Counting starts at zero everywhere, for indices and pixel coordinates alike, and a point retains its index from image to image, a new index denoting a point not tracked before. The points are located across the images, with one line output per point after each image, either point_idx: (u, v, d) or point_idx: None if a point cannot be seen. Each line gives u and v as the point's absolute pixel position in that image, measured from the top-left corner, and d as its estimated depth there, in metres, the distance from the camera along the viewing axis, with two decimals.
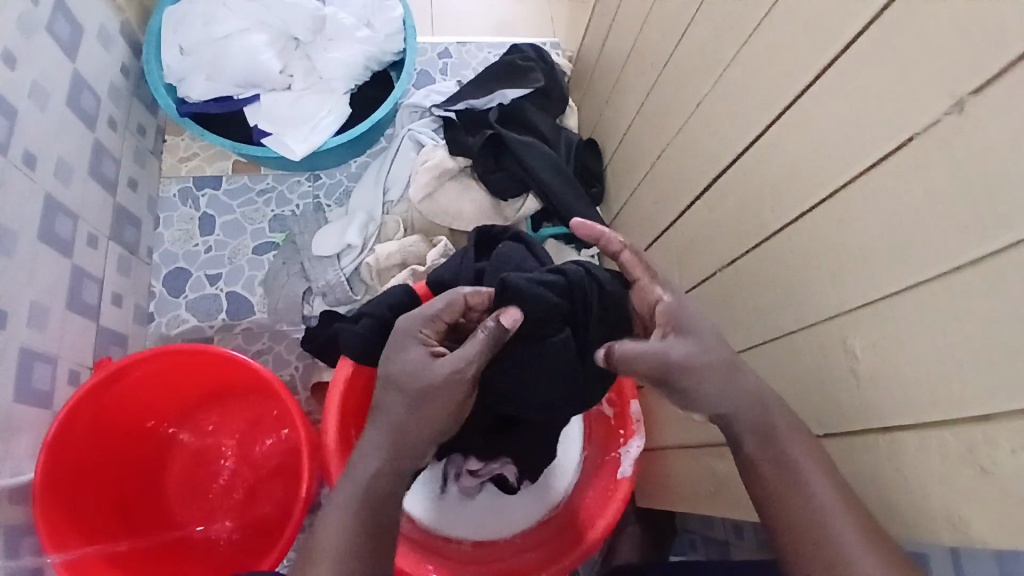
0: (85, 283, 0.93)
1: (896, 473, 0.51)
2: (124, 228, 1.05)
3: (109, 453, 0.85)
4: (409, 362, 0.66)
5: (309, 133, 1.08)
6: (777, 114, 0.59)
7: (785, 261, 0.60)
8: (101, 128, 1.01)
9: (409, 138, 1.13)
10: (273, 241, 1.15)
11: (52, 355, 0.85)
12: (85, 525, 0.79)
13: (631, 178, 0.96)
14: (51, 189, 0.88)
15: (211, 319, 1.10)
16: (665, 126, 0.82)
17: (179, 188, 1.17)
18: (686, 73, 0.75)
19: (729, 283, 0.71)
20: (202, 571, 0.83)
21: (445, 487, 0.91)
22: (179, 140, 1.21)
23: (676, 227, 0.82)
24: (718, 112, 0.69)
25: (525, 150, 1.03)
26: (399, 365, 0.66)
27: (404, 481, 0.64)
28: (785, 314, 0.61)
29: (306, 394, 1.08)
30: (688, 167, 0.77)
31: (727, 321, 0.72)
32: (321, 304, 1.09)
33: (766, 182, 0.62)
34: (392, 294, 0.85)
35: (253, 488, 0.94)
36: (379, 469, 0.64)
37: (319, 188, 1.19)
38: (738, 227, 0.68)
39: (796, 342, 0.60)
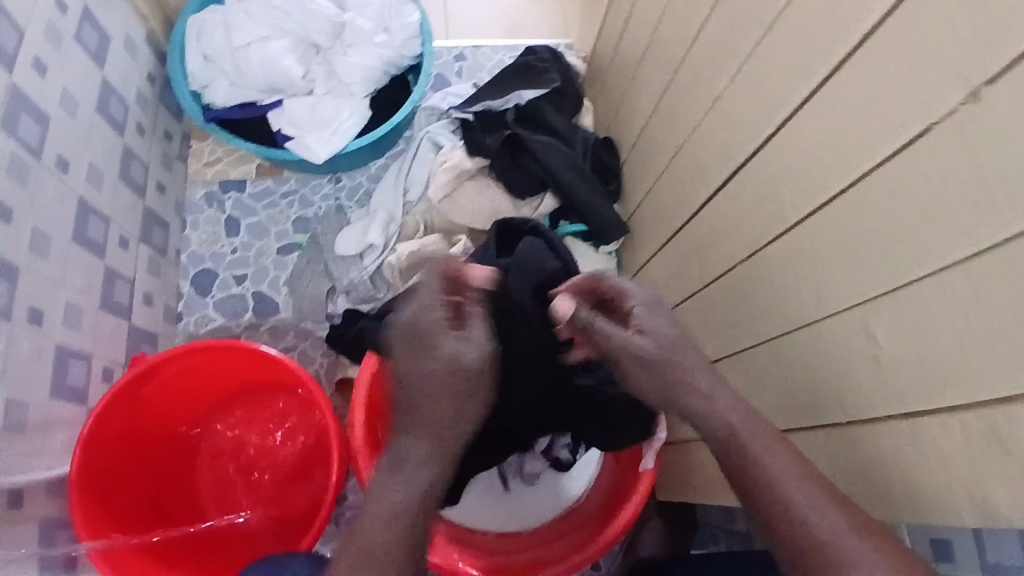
0: (117, 283, 0.96)
1: (917, 455, 0.52)
2: (153, 230, 1.09)
3: (141, 447, 0.87)
4: (419, 443, 0.62)
5: (330, 135, 1.11)
6: (796, 105, 0.60)
7: (804, 248, 0.61)
8: (130, 135, 1.04)
9: (428, 139, 1.16)
10: (297, 241, 1.18)
11: (87, 353, 0.88)
12: (120, 517, 0.82)
13: (649, 175, 0.97)
14: (83, 193, 0.91)
15: (237, 319, 1.12)
16: (682, 122, 0.84)
17: (204, 192, 1.21)
18: (702, 68, 0.77)
19: (750, 273, 0.72)
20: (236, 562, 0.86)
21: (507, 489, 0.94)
22: (204, 145, 1.24)
23: (695, 220, 0.83)
24: (735, 105, 0.70)
25: (540, 147, 1.05)
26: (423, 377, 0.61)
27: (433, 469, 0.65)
28: (806, 301, 0.62)
29: (331, 390, 1.09)
30: (706, 160, 0.78)
31: (748, 311, 0.73)
32: (345, 302, 1.10)
33: (784, 173, 0.63)
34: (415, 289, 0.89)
35: (283, 482, 0.96)
36: None
37: (341, 190, 1.22)
38: (758, 217, 0.69)
39: (818, 330, 0.61)
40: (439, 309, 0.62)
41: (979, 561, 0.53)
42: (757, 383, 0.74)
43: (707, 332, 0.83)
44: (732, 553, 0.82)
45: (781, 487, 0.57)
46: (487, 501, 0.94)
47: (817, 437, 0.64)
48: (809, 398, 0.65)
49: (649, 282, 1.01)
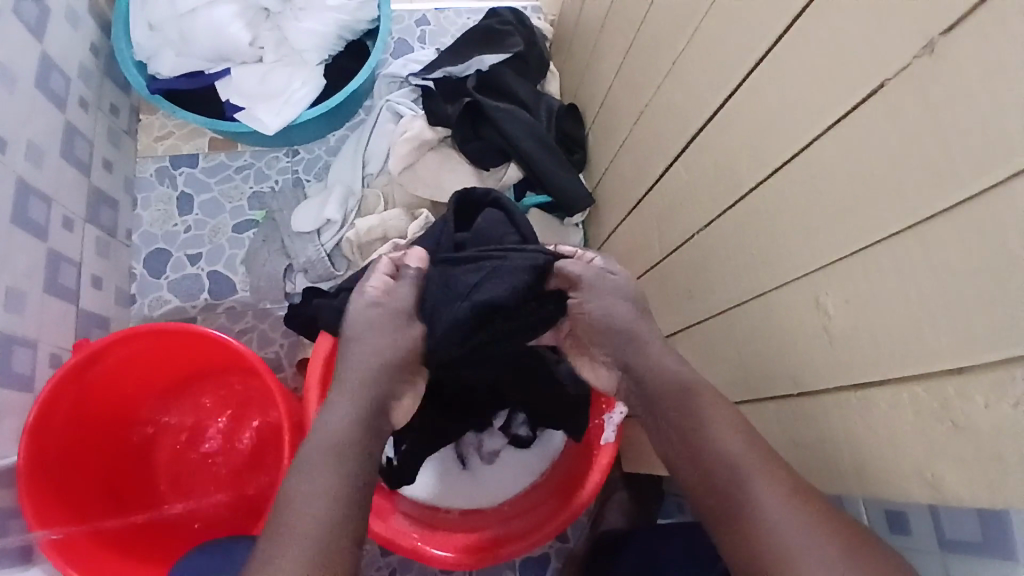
0: (63, 266, 0.92)
1: (869, 431, 0.50)
2: (101, 210, 1.04)
3: (91, 435, 0.84)
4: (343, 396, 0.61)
5: (283, 106, 1.06)
6: (755, 64, 0.57)
7: (761, 219, 0.59)
8: (72, 108, 0.99)
9: (388, 109, 1.11)
10: (253, 218, 1.14)
11: (32, 339, 0.84)
12: (74, 505, 0.79)
13: (611, 144, 0.94)
14: (23, 172, 0.86)
15: (193, 300, 1.09)
16: (643, 87, 0.80)
17: (155, 168, 1.16)
18: (663, 30, 0.73)
19: (708, 244, 0.69)
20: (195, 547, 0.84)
21: (465, 467, 0.93)
22: (154, 118, 1.18)
23: (655, 190, 0.80)
24: (695, 69, 0.67)
25: (503, 117, 1.00)
26: (364, 325, 0.65)
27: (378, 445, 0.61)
28: (762, 274, 0.60)
29: (291, 371, 1.07)
30: (666, 127, 0.75)
31: (706, 284, 0.71)
32: (303, 280, 1.07)
33: (741, 140, 0.60)
34: (371, 269, 0.85)
35: (242, 465, 0.94)
36: None
37: (298, 163, 1.17)
38: (716, 187, 0.66)
39: (774, 303, 0.59)
40: (374, 282, 0.70)
41: (935, 538, 0.52)
42: (712, 358, 0.72)
43: (666, 306, 0.81)
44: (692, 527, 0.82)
45: (732, 471, 0.56)
46: (453, 479, 0.92)
47: (770, 413, 0.63)
48: (763, 373, 0.63)
49: (613, 255, 0.98)
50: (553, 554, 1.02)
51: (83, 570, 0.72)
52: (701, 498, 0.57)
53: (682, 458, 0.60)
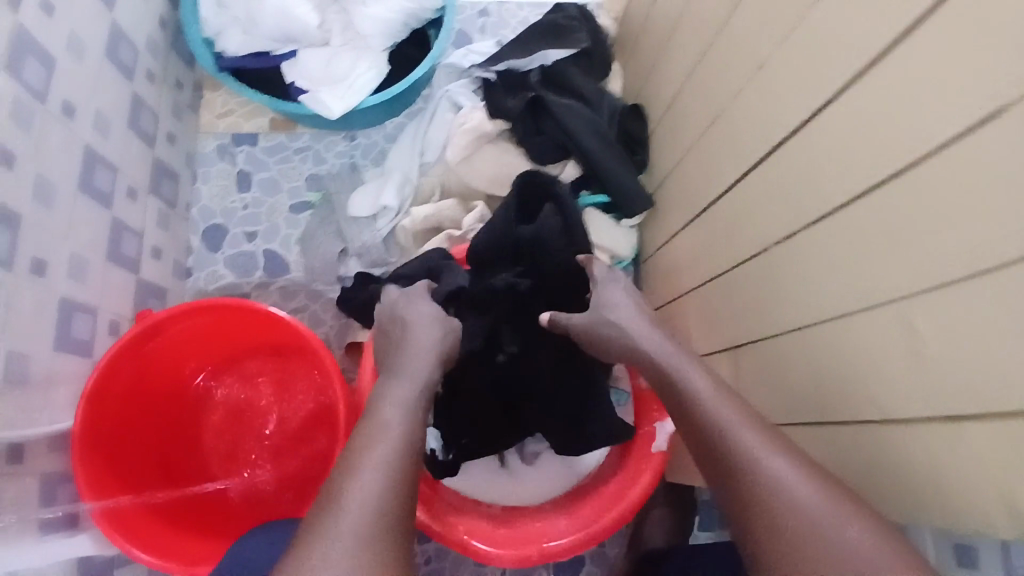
0: (125, 236, 0.94)
1: (955, 457, 0.49)
2: (163, 182, 1.06)
3: (146, 405, 0.86)
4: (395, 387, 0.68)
5: (346, 90, 1.06)
6: (857, 72, 0.54)
7: (846, 235, 0.57)
8: (139, 80, 1.00)
9: (447, 99, 1.12)
10: (309, 200, 1.15)
11: (94, 307, 0.86)
12: (124, 472, 0.81)
13: (677, 147, 0.93)
14: (90, 141, 0.87)
15: (248, 277, 1.10)
16: (718, 91, 0.78)
17: (216, 145, 1.18)
18: (746, 34, 0.71)
19: (785, 255, 0.67)
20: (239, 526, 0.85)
21: (504, 465, 0.93)
22: (216, 96, 1.20)
23: (726, 197, 0.78)
24: (780, 76, 0.65)
25: (566, 113, 0.99)
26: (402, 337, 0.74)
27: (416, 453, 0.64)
28: (847, 290, 0.58)
29: (340, 353, 1.08)
30: (741, 134, 0.74)
31: (777, 295, 0.69)
32: (356, 265, 1.08)
33: (829, 151, 0.59)
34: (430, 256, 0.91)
35: (286, 445, 0.95)
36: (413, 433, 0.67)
37: (355, 148, 1.18)
38: (797, 199, 0.64)
39: (861, 324, 0.57)
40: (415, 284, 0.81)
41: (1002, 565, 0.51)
42: (784, 372, 0.70)
43: (730, 315, 0.80)
44: (732, 537, 0.82)
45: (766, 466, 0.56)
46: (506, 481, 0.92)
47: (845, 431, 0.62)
48: (836, 392, 0.62)
49: (672, 259, 0.96)
50: (590, 556, 1.02)
51: (131, 539, 0.73)
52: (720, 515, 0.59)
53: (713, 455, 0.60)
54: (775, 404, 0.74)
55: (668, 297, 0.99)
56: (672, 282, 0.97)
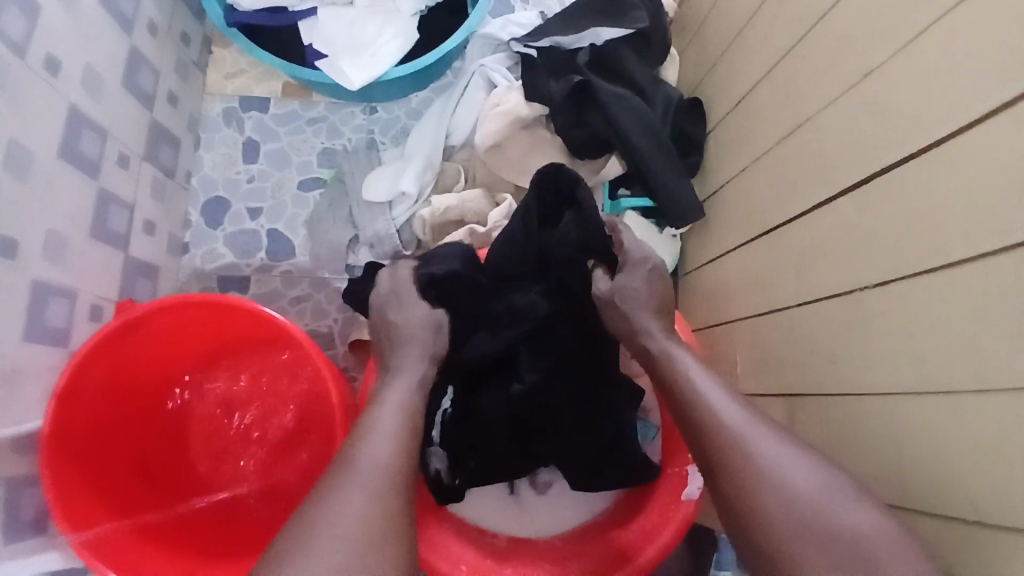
0: (113, 209, 0.84)
1: None
2: (161, 148, 0.96)
3: (123, 401, 0.78)
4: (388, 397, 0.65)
5: (369, 58, 0.94)
6: (1016, 99, 0.42)
7: (967, 302, 0.46)
8: (138, 32, 0.89)
9: (481, 75, 1.00)
10: (320, 177, 1.04)
11: (72, 290, 0.76)
12: (96, 479, 0.73)
13: (741, 154, 0.81)
14: (76, 101, 0.76)
15: (248, 258, 1.01)
16: (805, 96, 0.66)
17: (223, 108, 1.07)
18: (854, 31, 0.59)
19: (873, 307, 0.56)
20: (219, 541, 0.77)
21: (513, 492, 0.85)
22: (226, 53, 1.09)
23: (799, 224, 0.67)
24: (897, 90, 0.53)
25: (615, 104, 0.87)
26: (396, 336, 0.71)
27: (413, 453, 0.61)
28: (959, 367, 0.47)
29: (343, 349, 0.99)
30: (830, 153, 0.62)
31: (854, 349, 0.59)
32: (367, 254, 0.99)
33: (957, 195, 0.47)
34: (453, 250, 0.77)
35: (277, 451, 0.87)
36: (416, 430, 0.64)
37: (374, 122, 1.06)
38: (900, 242, 0.53)
39: (975, 413, 0.46)
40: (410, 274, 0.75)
41: None
42: (853, 441, 0.60)
43: (787, 359, 0.70)
44: None
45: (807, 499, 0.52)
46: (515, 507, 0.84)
47: (927, 528, 0.52)
48: (923, 477, 0.52)
49: (719, 280, 0.85)
50: None
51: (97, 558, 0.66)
52: (724, 525, 0.56)
53: (741, 487, 0.54)
54: None
55: (709, 321, 0.88)
56: (717, 305, 0.86)
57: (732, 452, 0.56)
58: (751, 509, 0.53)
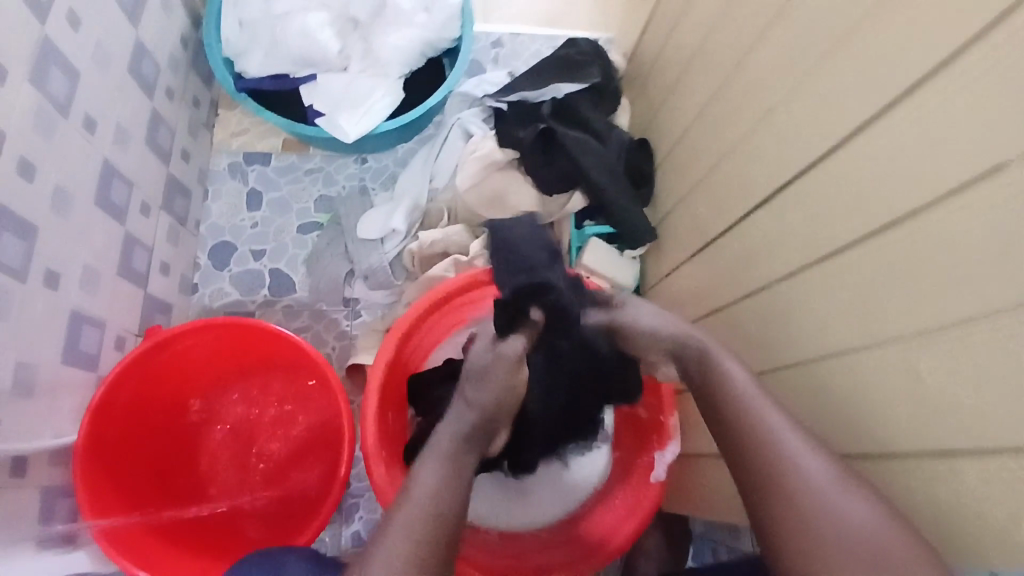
0: (136, 250, 0.95)
1: (959, 501, 0.50)
2: (175, 198, 1.07)
3: (150, 418, 0.86)
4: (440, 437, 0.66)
5: (362, 115, 1.08)
6: (865, 121, 0.55)
7: (849, 278, 0.59)
8: (158, 97, 1.02)
9: (458, 127, 1.13)
10: (318, 221, 1.16)
11: (101, 320, 0.86)
12: (124, 489, 0.81)
13: (684, 182, 0.94)
14: (108, 155, 0.88)
15: (253, 295, 1.11)
16: (728, 130, 0.80)
17: (229, 163, 1.19)
18: (758, 76, 0.73)
19: (790, 294, 0.68)
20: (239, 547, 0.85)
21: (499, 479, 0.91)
22: (231, 115, 1.22)
23: (732, 235, 0.79)
24: (789, 119, 0.67)
25: (575, 146, 1.01)
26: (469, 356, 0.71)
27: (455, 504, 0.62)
28: (852, 331, 0.59)
29: (341, 374, 1.08)
30: (749, 174, 0.75)
31: (779, 332, 0.70)
32: (362, 287, 1.10)
33: (834, 195, 0.60)
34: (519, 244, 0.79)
35: (287, 464, 0.95)
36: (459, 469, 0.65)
37: (365, 171, 1.19)
38: (801, 238, 0.65)
39: (868, 366, 0.58)
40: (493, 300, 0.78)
41: None
42: (784, 411, 0.71)
43: (731, 350, 0.81)
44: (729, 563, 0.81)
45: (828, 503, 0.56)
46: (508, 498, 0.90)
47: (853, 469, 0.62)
48: (840, 428, 0.63)
49: (675, 292, 0.97)
50: None
51: (128, 556, 0.73)
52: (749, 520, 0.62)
53: (765, 492, 0.59)
54: None
55: None
56: (674, 314, 0.98)
57: (765, 458, 0.60)
58: (761, 488, 0.60)
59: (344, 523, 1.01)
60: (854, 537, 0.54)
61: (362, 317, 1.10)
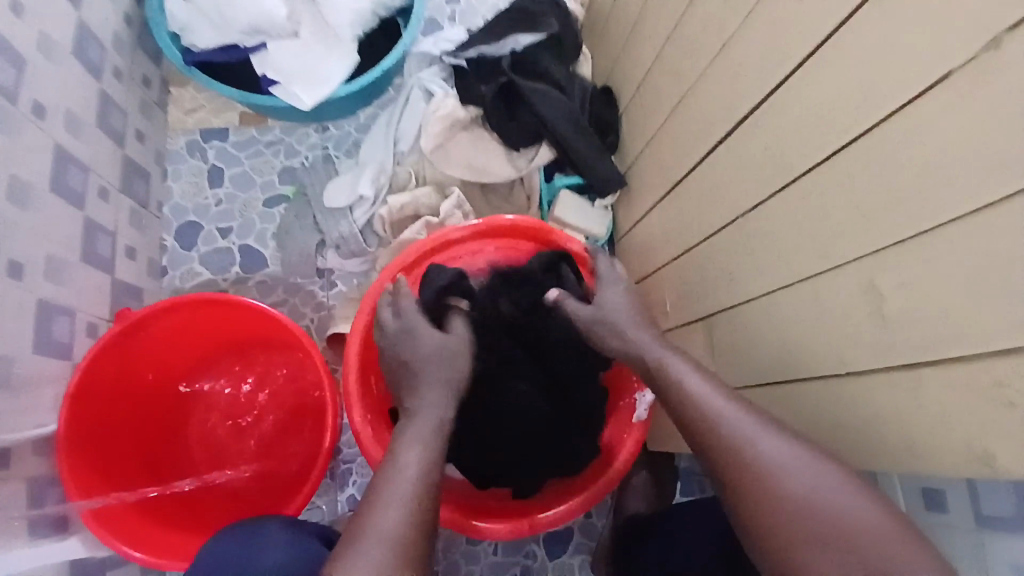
0: (100, 236, 0.93)
1: (915, 410, 0.52)
2: (134, 181, 1.05)
3: (131, 401, 0.86)
4: (417, 420, 0.70)
5: (320, 84, 1.05)
6: (817, 46, 0.56)
7: (808, 206, 0.60)
8: (107, 78, 0.98)
9: (419, 87, 1.11)
10: (283, 193, 1.14)
11: (70, 308, 0.85)
12: (113, 473, 0.81)
13: (648, 127, 0.94)
14: (62, 141, 0.86)
15: (224, 273, 1.10)
16: (687, 70, 0.80)
17: (186, 141, 1.16)
18: (713, 12, 0.73)
19: (754, 227, 0.69)
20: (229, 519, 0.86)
21: None
22: (184, 92, 1.18)
23: (697, 174, 0.80)
24: (745, 53, 0.67)
25: (539, 98, 1.00)
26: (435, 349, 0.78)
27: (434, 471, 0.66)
28: (813, 255, 0.60)
29: (322, 344, 1.08)
30: (709, 112, 0.75)
31: (746, 266, 0.72)
32: (334, 257, 1.08)
33: (791, 126, 0.61)
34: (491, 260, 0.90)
35: (272, 436, 0.96)
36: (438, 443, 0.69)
37: (328, 139, 1.17)
38: (762, 171, 0.66)
39: (828, 289, 0.59)
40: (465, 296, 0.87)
41: (971, 512, 0.55)
42: (753, 341, 0.73)
43: (702, 289, 0.83)
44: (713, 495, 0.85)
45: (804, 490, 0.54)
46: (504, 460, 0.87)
47: (811, 390, 0.64)
48: (801, 355, 0.65)
49: (646, 237, 0.98)
50: (578, 528, 1.05)
51: (120, 535, 0.73)
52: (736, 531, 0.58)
53: (750, 500, 0.56)
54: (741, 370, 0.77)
55: (643, 274, 1.01)
56: (647, 259, 0.99)
57: (735, 456, 0.58)
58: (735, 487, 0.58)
59: (340, 489, 1.03)
60: (857, 542, 0.51)
61: (338, 287, 1.10)
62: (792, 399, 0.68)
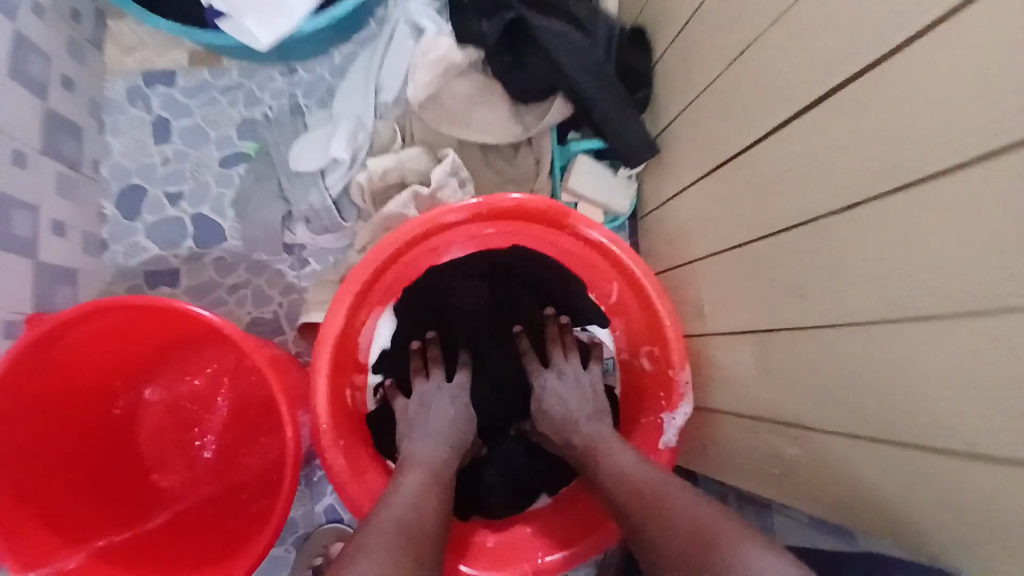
0: (15, 213, 0.75)
1: None
2: (61, 139, 0.86)
3: (61, 424, 0.72)
4: (416, 456, 0.66)
5: (275, 15, 0.84)
6: None
7: (925, 226, 0.42)
8: (22, 12, 0.78)
9: (407, 22, 0.90)
10: (243, 151, 0.95)
11: None
12: (45, 503, 0.68)
13: (690, 83, 0.75)
14: None
15: (175, 248, 0.93)
16: (750, 13, 0.60)
17: (127, 87, 0.96)
18: None
19: (837, 236, 0.51)
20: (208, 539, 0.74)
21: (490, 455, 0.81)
22: (123, 24, 0.97)
23: (757, 153, 0.62)
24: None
25: (553, 40, 0.80)
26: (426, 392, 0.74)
27: (437, 503, 0.61)
28: (925, 292, 0.43)
29: (293, 334, 0.92)
30: (777, 72, 0.56)
31: (813, 280, 0.55)
32: (305, 232, 0.90)
33: (917, 107, 0.42)
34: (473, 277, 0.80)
35: (239, 439, 0.83)
36: (436, 478, 0.64)
37: (296, 85, 0.97)
38: (853, 163, 0.48)
39: (943, 344, 0.42)
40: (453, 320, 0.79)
41: None
42: (815, 378, 0.57)
43: (746, 295, 0.66)
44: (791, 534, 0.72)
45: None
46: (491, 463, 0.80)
47: (895, 456, 0.49)
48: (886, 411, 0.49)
49: (679, 219, 0.80)
50: None
51: None
52: None
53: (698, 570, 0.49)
54: (786, 402, 0.61)
55: (672, 264, 0.84)
56: (679, 245, 0.82)
57: (692, 533, 0.52)
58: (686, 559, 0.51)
59: (314, 500, 0.90)
60: None
61: (311, 266, 0.93)
62: (861, 457, 0.52)
